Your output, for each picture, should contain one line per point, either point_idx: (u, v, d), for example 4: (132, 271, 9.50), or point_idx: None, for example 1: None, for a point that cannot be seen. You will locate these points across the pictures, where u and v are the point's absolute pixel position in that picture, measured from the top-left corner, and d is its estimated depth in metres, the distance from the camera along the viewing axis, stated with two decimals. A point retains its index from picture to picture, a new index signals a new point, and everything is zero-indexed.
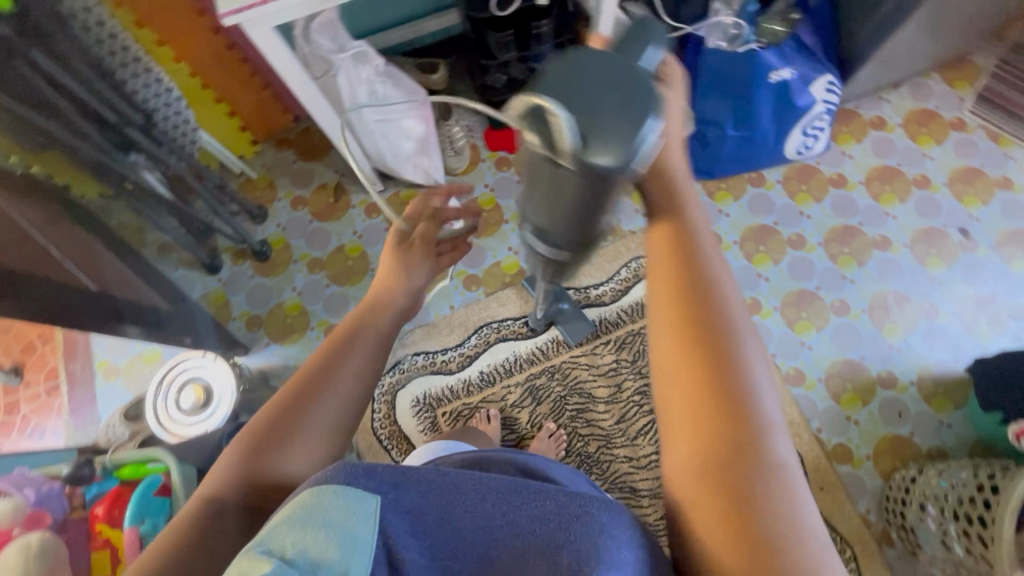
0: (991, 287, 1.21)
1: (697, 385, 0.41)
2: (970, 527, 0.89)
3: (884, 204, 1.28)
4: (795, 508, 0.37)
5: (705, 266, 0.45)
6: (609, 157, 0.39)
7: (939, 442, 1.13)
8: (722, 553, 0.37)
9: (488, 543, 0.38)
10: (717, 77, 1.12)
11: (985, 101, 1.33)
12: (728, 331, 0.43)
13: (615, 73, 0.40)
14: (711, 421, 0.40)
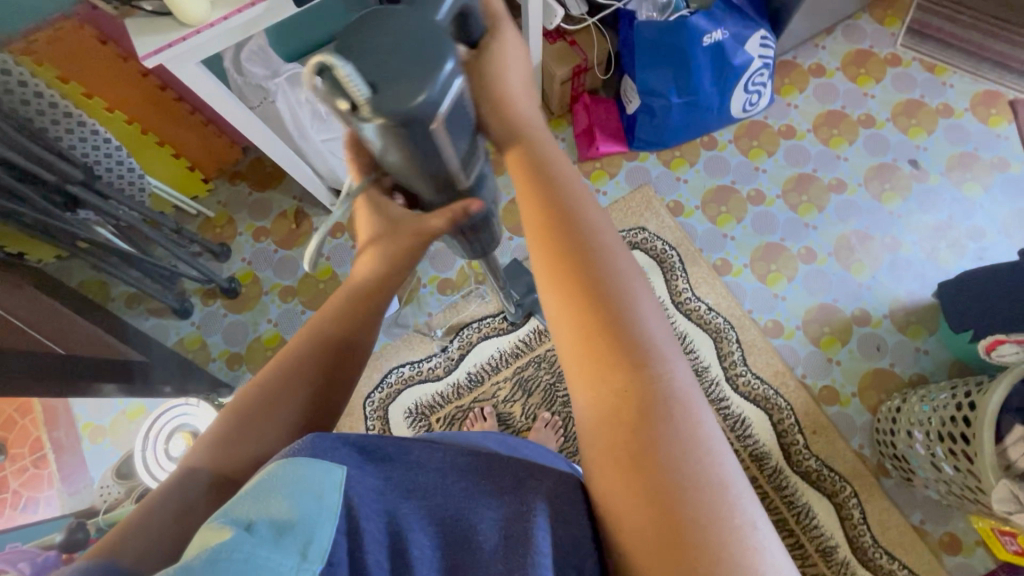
0: (947, 212, 1.25)
1: (584, 335, 0.37)
2: (954, 446, 0.90)
3: (834, 147, 1.31)
4: (700, 451, 0.34)
5: (571, 198, 0.41)
6: (415, 101, 0.32)
7: (920, 369, 1.16)
8: (629, 514, 0.33)
9: (450, 514, 0.39)
10: (653, 49, 1.13)
11: (916, 34, 1.36)
12: (611, 272, 0.38)
13: (405, 19, 0.34)
14: (599, 366, 0.36)
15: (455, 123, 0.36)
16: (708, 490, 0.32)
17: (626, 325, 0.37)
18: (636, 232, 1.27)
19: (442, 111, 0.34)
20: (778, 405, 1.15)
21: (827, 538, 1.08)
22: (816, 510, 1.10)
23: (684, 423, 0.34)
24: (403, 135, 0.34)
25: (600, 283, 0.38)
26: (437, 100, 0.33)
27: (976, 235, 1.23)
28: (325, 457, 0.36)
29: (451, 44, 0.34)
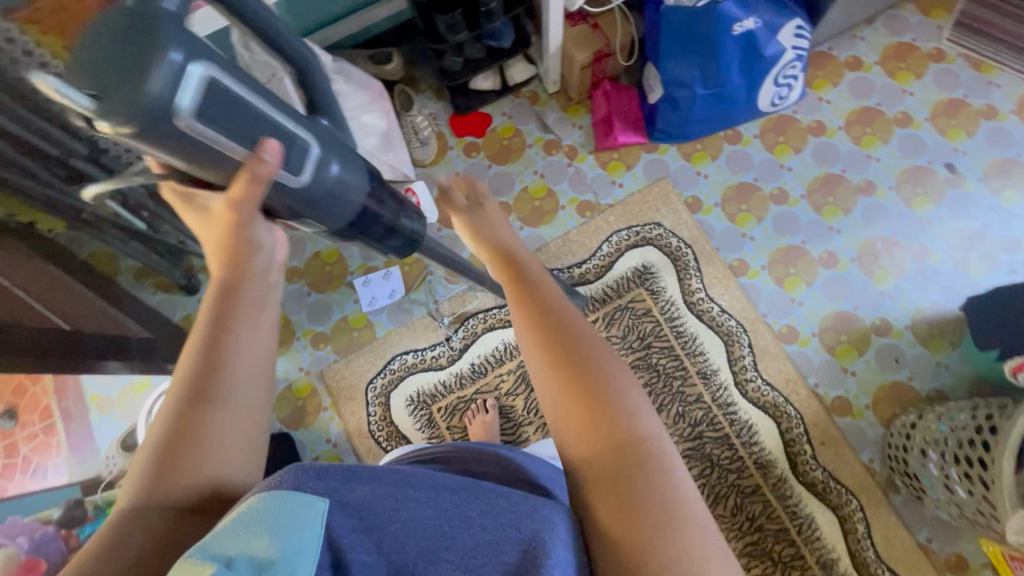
0: (982, 221, 1.18)
1: (572, 397, 0.48)
2: (971, 470, 0.87)
3: (866, 147, 1.24)
4: (665, 475, 0.45)
5: (552, 297, 0.56)
6: (149, 91, 0.35)
7: (938, 385, 1.12)
8: (619, 528, 0.44)
9: (437, 534, 0.39)
10: (678, 36, 1.07)
11: (964, 27, 1.28)
12: (587, 347, 0.51)
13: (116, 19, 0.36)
14: (585, 419, 0.47)
15: (201, 114, 0.39)
16: (674, 505, 0.44)
17: (607, 387, 0.48)
18: (650, 228, 1.23)
19: (177, 101, 0.37)
20: (786, 413, 1.12)
21: (828, 551, 1.06)
22: (818, 522, 1.07)
23: (654, 465, 0.46)
24: (149, 133, 0.38)
25: (585, 359, 0.50)
26: (162, 93, 0.36)
27: (1011, 246, 1.16)
28: (306, 488, 0.38)
29: (176, 34, 0.36)
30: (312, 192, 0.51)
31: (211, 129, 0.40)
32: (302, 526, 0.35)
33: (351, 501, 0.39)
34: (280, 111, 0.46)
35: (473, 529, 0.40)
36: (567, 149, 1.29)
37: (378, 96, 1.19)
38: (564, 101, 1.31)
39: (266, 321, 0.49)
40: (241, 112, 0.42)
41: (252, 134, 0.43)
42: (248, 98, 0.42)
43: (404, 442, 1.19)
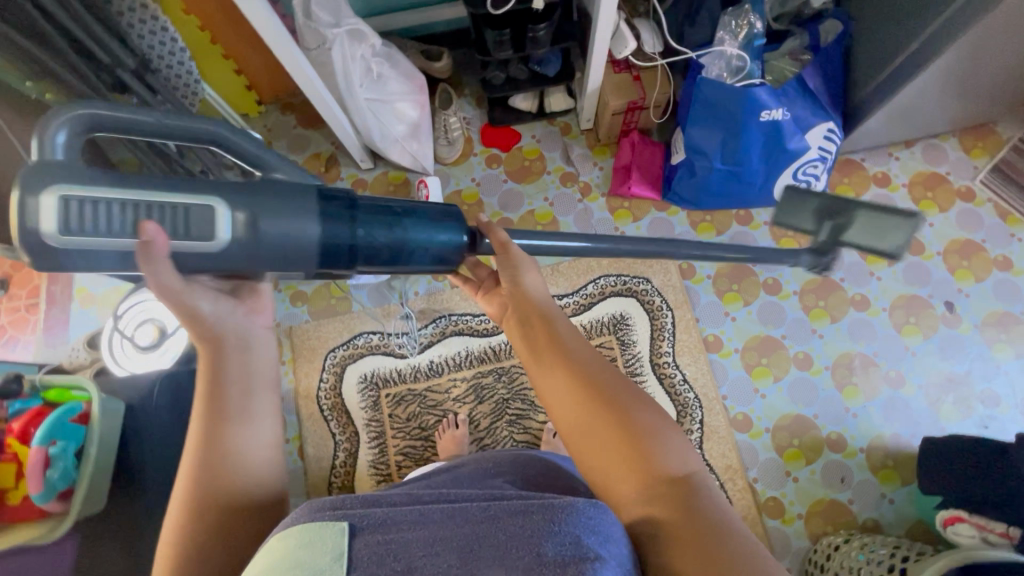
0: (967, 367, 1.16)
1: (615, 437, 0.50)
2: None
3: (871, 263, 1.24)
4: (706, 493, 0.49)
5: (572, 340, 0.57)
6: (54, 220, 0.44)
7: (877, 515, 1.10)
8: (679, 552, 0.46)
9: (467, 541, 0.42)
10: (708, 107, 1.10)
11: (1001, 174, 1.27)
12: (615, 387, 0.53)
13: (48, 165, 0.45)
14: (627, 458, 0.49)
15: (86, 221, 0.45)
16: (723, 521, 0.47)
17: (639, 425, 0.51)
18: (637, 282, 1.24)
19: (45, 227, 0.44)
20: None
21: None
22: None
23: (698, 492, 0.49)
24: (52, 259, 0.45)
25: (614, 393, 0.52)
26: (40, 225, 0.44)
27: (990, 400, 1.14)
28: (323, 514, 0.44)
29: (43, 180, 0.44)
30: (241, 245, 0.49)
31: (86, 234, 0.45)
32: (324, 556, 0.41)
33: (372, 511, 0.44)
34: (162, 190, 0.47)
35: (510, 529, 0.42)
36: (581, 185, 1.32)
37: (419, 89, 1.24)
38: (593, 140, 1.34)
39: (259, 372, 0.54)
40: (120, 212, 0.46)
41: (136, 225, 0.46)
42: (110, 201, 0.45)
43: (345, 416, 1.21)
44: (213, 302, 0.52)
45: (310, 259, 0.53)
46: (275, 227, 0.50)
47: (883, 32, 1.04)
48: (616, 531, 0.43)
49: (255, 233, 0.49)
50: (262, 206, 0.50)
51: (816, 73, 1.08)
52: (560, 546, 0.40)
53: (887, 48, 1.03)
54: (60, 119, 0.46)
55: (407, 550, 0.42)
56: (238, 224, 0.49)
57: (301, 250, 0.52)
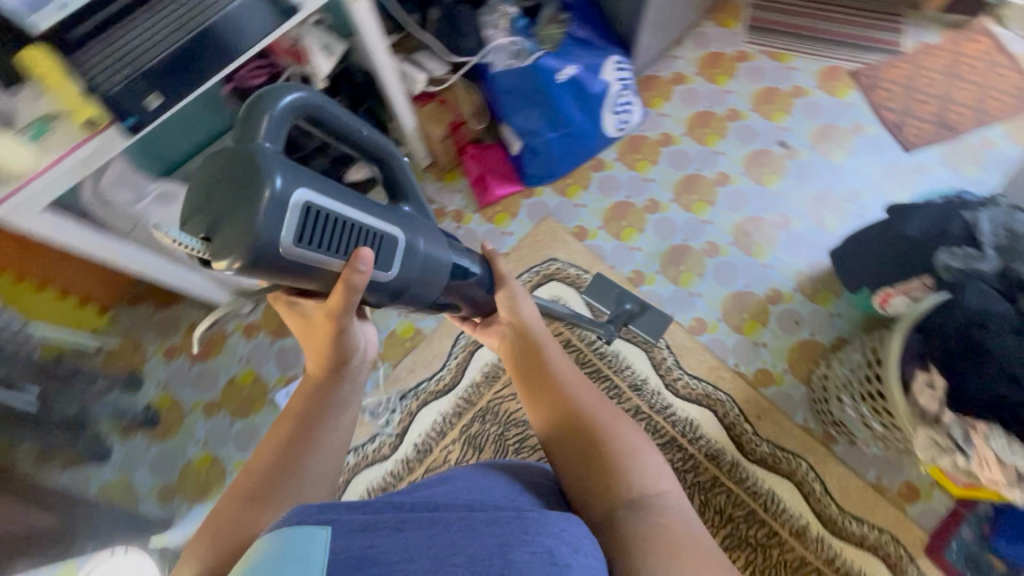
0: (824, 181, 1.35)
1: (600, 446, 0.70)
2: (875, 403, 0.97)
3: (710, 144, 1.40)
4: (662, 497, 0.67)
5: (566, 378, 0.79)
6: (290, 231, 0.51)
7: (837, 333, 1.22)
8: (645, 534, 0.62)
9: (449, 551, 0.48)
10: (514, 93, 1.18)
11: (755, 30, 1.50)
12: (598, 414, 0.74)
13: (288, 167, 0.51)
14: (608, 462, 0.69)
15: (314, 234, 0.54)
16: (673, 518, 0.65)
17: (618, 444, 0.70)
18: (548, 264, 1.30)
19: (282, 234, 0.50)
20: (719, 400, 1.19)
21: (796, 520, 1.11)
22: (780, 494, 1.12)
23: (655, 497, 0.67)
24: (267, 261, 0.50)
25: (597, 419, 0.73)
26: (276, 228, 0.50)
27: (854, 197, 1.33)
28: (311, 519, 0.50)
29: (297, 180, 0.51)
30: (401, 282, 0.68)
31: (310, 245, 0.54)
32: (307, 552, 0.46)
33: (352, 516, 0.50)
34: (365, 217, 0.60)
35: (488, 540, 0.49)
36: (453, 214, 1.35)
37: None
38: (440, 171, 1.38)
39: (348, 417, 0.72)
40: (335, 231, 0.56)
41: (344, 244, 0.58)
42: (337, 218, 0.56)
43: None
44: (359, 337, 0.71)
45: (428, 296, 0.75)
46: (424, 260, 0.70)
47: None
48: (585, 543, 0.53)
49: (408, 272, 0.68)
50: (420, 243, 0.69)
51: (581, 25, 1.21)
52: (533, 557, 0.48)
53: None
54: (296, 108, 0.53)
55: (382, 553, 0.47)
56: (402, 257, 0.66)
57: (429, 278, 0.72)
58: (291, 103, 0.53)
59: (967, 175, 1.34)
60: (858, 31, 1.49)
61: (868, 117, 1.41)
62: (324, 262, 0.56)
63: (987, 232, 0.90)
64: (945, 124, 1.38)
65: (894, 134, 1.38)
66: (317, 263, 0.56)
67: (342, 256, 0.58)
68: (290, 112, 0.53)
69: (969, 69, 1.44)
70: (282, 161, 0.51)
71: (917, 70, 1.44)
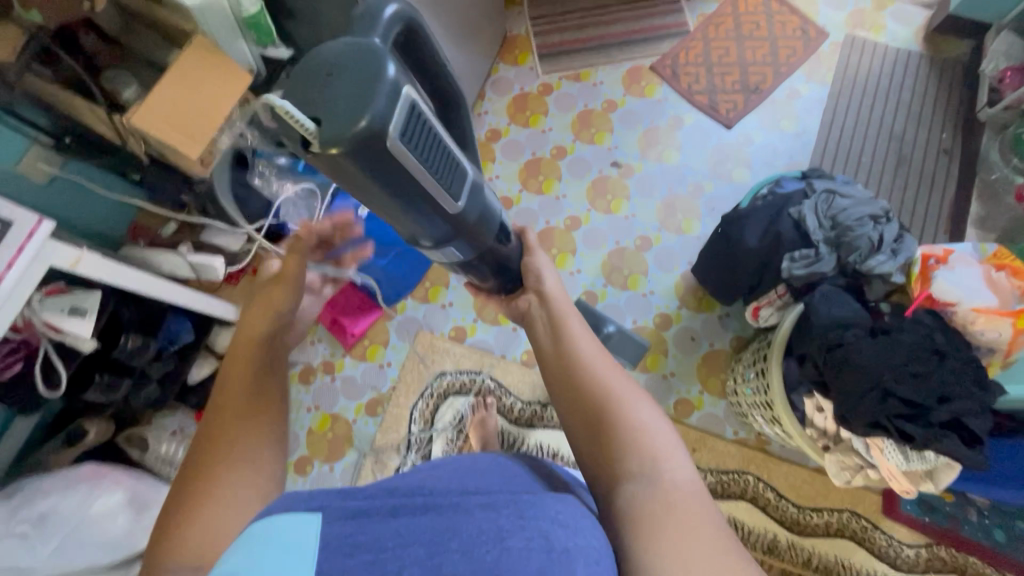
0: (666, 187, 1.34)
1: (611, 414, 0.57)
2: (766, 412, 0.96)
3: (549, 191, 1.35)
4: (681, 473, 0.53)
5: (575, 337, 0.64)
6: (392, 122, 0.43)
7: (733, 334, 1.22)
8: (654, 512, 0.50)
9: (448, 535, 0.41)
10: None
11: (548, 57, 1.46)
12: (608, 379, 0.60)
13: (374, 65, 0.42)
14: (618, 430, 0.56)
15: (410, 130, 0.45)
16: (686, 497, 0.51)
17: (630, 415, 0.57)
18: (440, 380, 1.21)
19: (389, 122, 0.43)
20: None
21: (764, 536, 1.10)
22: (739, 517, 1.11)
23: (670, 478, 0.53)
24: (365, 153, 0.42)
25: (610, 386, 0.59)
26: (378, 116, 0.42)
27: (698, 191, 1.34)
28: (301, 507, 0.42)
29: (396, 72, 0.43)
30: (444, 228, 0.56)
31: (411, 143, 0.45)
32: (296, 537, 0.39)
33: (342, 503, 0.42)
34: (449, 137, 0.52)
35: (483, 526, 0.42)
36: (322, 367, 1.23)
37: (97, 473, 1.04)
38: None
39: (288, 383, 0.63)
40: (432, 140, 0.48)
41: (436, 161, 0.49)
42: (430, 126, 0.48)
43: None
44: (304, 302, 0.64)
45: (482, 245, 0.64)
46: (483, 211, 0.60)
47: None
48: (583, 527, 0.45)
49: (470, 217, 0.58)
50: (481, 185, 0.59)
51: None
52: (528, 545, 0.41)
53: None
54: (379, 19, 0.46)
55: (376, 541, 0.40)
56: (470, 199, 0.57)
57: (481, 235, 0.62)
58: (365, 18, 0.46)
59: (787, 131, 1.37)
60: (643, 24, 1.48)
61: (682, 107, 1.41)
62: (416, 173, 0.48)
63: (814, 226, 0.90)
64: (751, 89, 1.40)
65: (712, 115, 1.39)
66: (403, 180, 0.47)
67: (430, 171, 0.49)
68: (390, 28, 0.46)
69: (753, 26, 1.45)
70: (361, 53, 0.43)
71: (709, 44, 1.45)
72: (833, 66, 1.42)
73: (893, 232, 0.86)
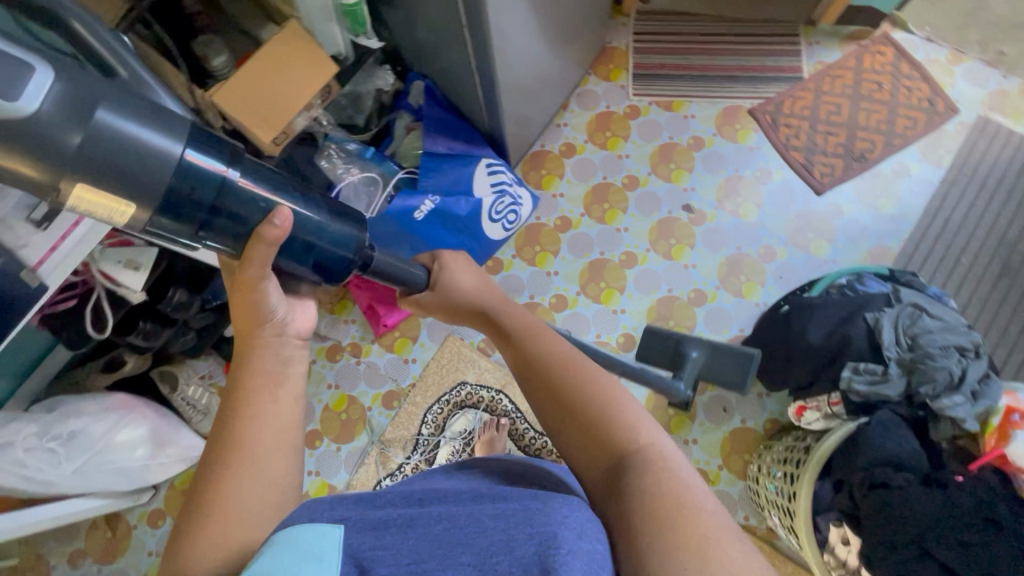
0: (735, 243, 1.26)
1: (572, 401, 0.51)
2: (784, 517, 0.90)
3: (611, 222, 1.29)
4: (659, 450, 0.47)
5: (528, 327, 0.60)
6: None
7: (769, 415, 1.15)
8: (642, 500, 0.43)
9: (455, 544, 0.38)
10: (380, 238, 1.08)
11: (643, 77, 1.38)
12: (563, 359, 0.54)
13: None
14: (582, 417, 0.50)
15: None
16: (671, 472, 0.45)
17: (590, 396, 0.51)
18: (458, 390, 1.21)
19: None
20: None
21: None
22: None
23: (650, 457, 0.47)
24: None
25: (564, 366, 0.54)
26: None
27: (770, 255, 1.25)
28: (322, 517, 0.41)
29: None
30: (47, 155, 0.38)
31: None
32: (318, 551, 0.37)
33: (365, 514, 0.41)
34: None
35: (493, 537, 0.37)
36: (349, 348, 1.24)
37: (127, 405, 1.09)
38: (328, 302, 1.26)
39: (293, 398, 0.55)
40: None
41: None
42: None
43: None
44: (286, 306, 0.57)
45: (156, 193, 0.42)
46: (115, 133, 0.39)
47: (449, 72, 1.04)
48: (593, 522, 0.39)
49: (91, 143, 0.39)
50: (111, 107, 0.40)
51: (436, 137, 1.09)
52: (537, 551, 0.35)
53: (463, 83, 1.04)
54: None
55: (394, 556, 0.38)
56: (55, 101, 0.37)
57: (133, 177, 0.41)
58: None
59: (884, 211, 1.26)
60: (753, 61, 1.37)
61: (774, 160, 1.31)
62: None
63: (890, 340, 0.82)
64: (855, 156, 1.29)
65: (804, 176, 1.29)
66: None
67: None
68: None
69: (875, 87, 1.32)
70: None
71: (820, 97, 1.33)
72: (954, 149, 1.28)
73: (977, 372, 0.78)
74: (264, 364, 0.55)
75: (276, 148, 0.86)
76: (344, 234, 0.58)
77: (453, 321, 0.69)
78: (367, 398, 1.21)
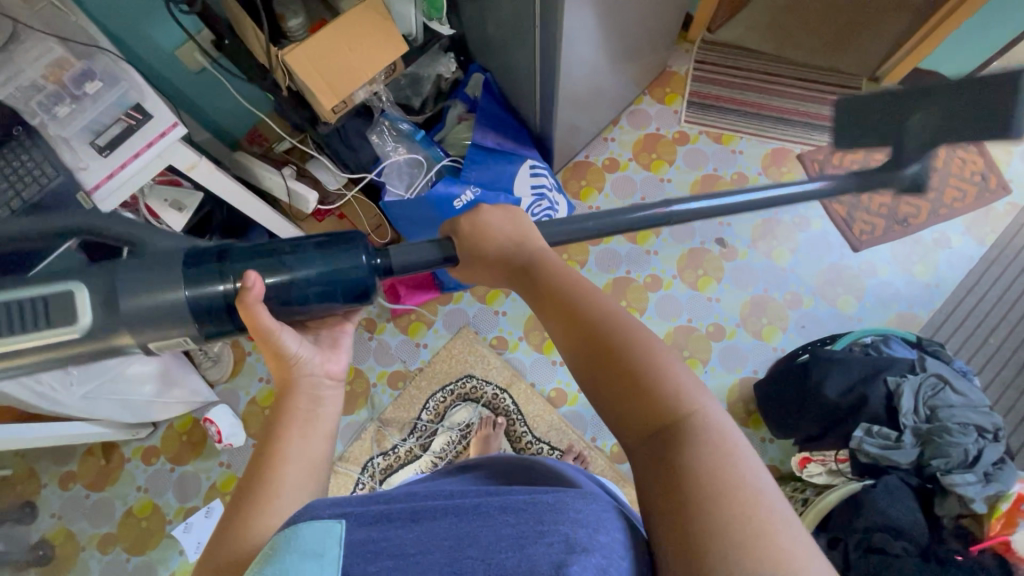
0: (762, 284, 1.25)
1: (609, 358, 0.47)
2: None
3: (642, 242, 1.29)
4: (704, 413, 0.42)
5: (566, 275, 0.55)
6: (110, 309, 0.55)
7: (768, 460, 1.15)
8: (686, 472, 0.39)
9: (463, 537, 0.38)
10: (415, 220, 1.09)
11: (697, 105, 1.38)
12: (602, 313, 0.50)
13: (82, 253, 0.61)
14: (618, 376, 0.46)
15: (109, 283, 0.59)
16: (717, 437, 0.41)
17: (629, 352, 0.46)
18: (464, 382, 1.22)
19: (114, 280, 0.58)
20: None
21: None
22: None
23: (693, 422, 0.42)
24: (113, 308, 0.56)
25: (602, 319, 0.49)
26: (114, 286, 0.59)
27: (795, 302, 1.24)
28: (323, 514, 0.40)
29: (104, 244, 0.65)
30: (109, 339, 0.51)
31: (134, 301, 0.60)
32: (320, 548, 0.37)
33: (368, 508, 0.41)
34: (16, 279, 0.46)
35: (502, 531, 0.38)
36: (364, 323, 1.25)
37: None
38: None
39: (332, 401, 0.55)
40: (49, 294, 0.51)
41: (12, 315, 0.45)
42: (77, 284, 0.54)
43: None
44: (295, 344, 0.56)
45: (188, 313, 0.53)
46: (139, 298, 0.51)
47: (511, 71, 1.05)
48: (607, 520, 0.40)
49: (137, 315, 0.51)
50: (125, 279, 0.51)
51: (486, 131, 1.09)
52: (549, 550, 0.36)
53: (524, 83, 1.04)
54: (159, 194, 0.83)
55: (399, 547, 0.38)
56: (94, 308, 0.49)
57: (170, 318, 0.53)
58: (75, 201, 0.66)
59: (918, 278, 1.24)
60: (810, 107, 1.36)
61: (815, 209, 1.30)
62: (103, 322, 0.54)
63: (908, 408, 0.81)
64: (898, 219, 1.27)
65: (843, 229, 1.28)
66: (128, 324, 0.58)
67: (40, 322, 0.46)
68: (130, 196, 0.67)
69: None
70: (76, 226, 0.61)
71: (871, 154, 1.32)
72: (999, 228, 1.26)
73: (994, 454, 0.77)
74: (299, 403, 0.53)
75: (333, 115, 0.90)
76: (339, 265, 0.57)
77: (487, 277, 0.65)
78: (374, 374, 1.22)
